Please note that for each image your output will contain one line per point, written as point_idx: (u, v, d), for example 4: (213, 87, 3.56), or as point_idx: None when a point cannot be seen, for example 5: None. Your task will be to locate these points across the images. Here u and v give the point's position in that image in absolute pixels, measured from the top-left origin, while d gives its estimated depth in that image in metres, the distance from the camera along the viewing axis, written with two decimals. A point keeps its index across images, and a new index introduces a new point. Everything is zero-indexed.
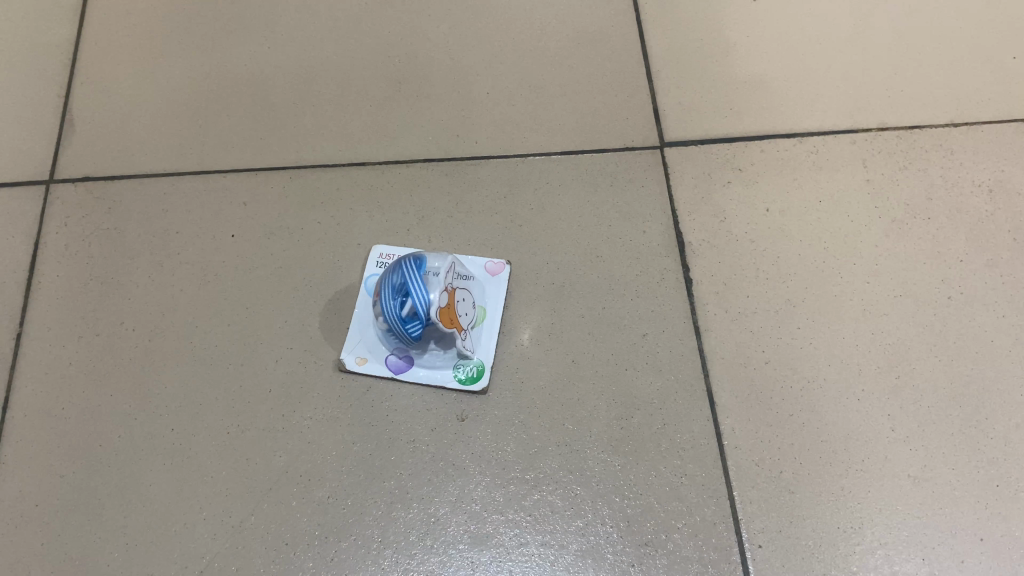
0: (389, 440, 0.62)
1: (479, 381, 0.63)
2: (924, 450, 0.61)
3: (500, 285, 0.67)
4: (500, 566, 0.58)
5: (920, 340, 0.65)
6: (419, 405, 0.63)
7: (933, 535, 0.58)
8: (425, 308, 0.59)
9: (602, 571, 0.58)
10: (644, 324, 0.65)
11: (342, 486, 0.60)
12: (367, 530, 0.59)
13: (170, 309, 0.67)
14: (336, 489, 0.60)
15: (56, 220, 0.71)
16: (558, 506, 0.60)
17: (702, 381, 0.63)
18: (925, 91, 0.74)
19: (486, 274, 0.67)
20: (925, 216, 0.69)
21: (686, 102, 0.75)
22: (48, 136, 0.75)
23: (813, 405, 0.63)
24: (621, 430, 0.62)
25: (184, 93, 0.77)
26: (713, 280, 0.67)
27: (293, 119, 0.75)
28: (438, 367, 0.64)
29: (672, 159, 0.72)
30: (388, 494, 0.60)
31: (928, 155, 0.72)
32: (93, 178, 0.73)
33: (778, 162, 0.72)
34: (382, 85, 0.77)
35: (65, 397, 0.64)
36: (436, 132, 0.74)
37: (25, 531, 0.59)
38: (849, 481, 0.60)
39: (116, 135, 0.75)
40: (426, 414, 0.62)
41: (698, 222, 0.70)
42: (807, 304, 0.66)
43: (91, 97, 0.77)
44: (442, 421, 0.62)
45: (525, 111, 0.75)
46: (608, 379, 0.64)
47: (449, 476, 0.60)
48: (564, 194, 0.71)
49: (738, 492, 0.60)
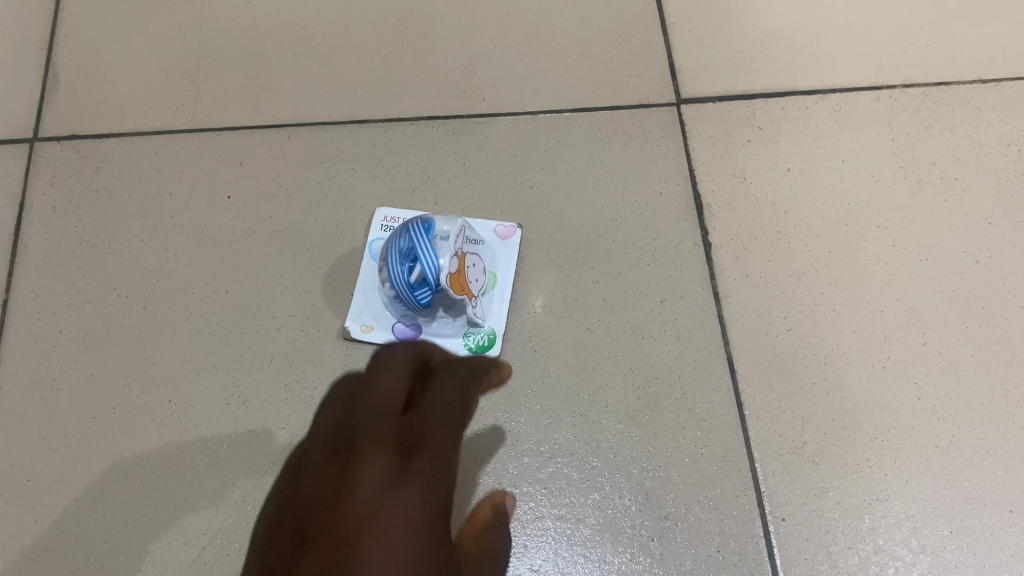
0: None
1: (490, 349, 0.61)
2: (953, 420, 0.59)
3: (512, 251, 0.64)
4: (513, 540, 0.56)
5: (948, 307, 0.62)
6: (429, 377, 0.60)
7: (961, 508, 0.57)
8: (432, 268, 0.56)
9: (620, 545, 0.56)
10: (661, 290, 0.63)
11: None
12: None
13: (165, 275, 0.64)
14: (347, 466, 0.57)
15: (42, 181, 0.67)
16: (573, 479, 0.58)
17: (722, 350, 0.61)
18: (953, 47, 0.71)
19: (497, 240, 0.64)
20: (953, 177, 0.67)
21: (703, 57, 0.72)
22: (31, 92, 0.71)
23: (838, 374, 0.60)
24: (639, 400, 0.60)
25: (175, 47, 0.73)
26: (734, 243, 0.64)
27: (291, 75, 0.71)
28: (447, 336, 0.61)
29: (690, 116, 0.69)
30: None
31: (954, 113, 0.69)
32: (79, 136, 0.69)
33: (799, 120, 0.69)
34: (383, 38, 0.73)
35: (57, 367, 0.61)
36: (441, 88, 0.71)
37: (18, 507, 0.57)
38: (875, 452, 0.58)
39: (104, 91, 0.71)
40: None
41: (717, 184, 0.67)
42: (830, 270, 0.64)
43: (76, 50, 0.73)
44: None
45: (535, 66, 0.71)
46: (624, 347, 0.61)
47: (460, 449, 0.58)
48: (577, 155, 0.68)
49: (761, 463, 0.58)
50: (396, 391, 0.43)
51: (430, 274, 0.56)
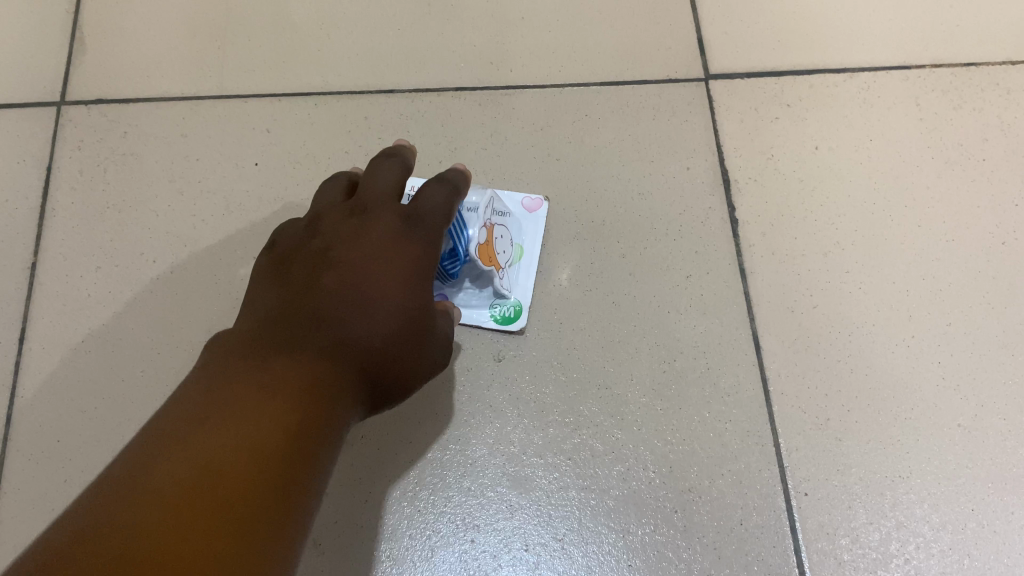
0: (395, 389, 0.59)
1: (514, 321, 0.61)
2: (976, 399, 0.59)
3: (535, 224, 0.64)
4: (538, 510, 0.57)
5: (973, 287, 0.62)
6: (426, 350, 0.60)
7: (983, 487, 0.57)
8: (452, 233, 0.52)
9: (644, 517, 0.56)
10: (687, 266, 0.63)
11: (375, 427, 0.58)
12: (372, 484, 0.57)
13: (192, 240, 0.64)
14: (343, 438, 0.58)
15: (69, 143, 0.67)
16: (598, 450, 0.58)
17: (748, 325, 0.61)
18: (982, 27, 0.71)
19: (519, 212, 0.64)
20: (981, 157, 0.67)
21: (732, 33, 0.71)
22: (57, 54, 0.70)
23: (862, 352, 0.61)
24: (664, 374, 0.60)
25: (203, 13, 0.73)
26: (761, 220, 0.64)
27: (318, 42, 0.71)
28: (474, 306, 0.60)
29: (719, 92, 0.69)
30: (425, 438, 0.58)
31: (984, 94, 0.69)
32: (106, 99, 0.69)
33: (828, 98, 0.69)
34: (412, 9, 0.73)
35: (85, 330, 0.61)
36: (469, 59, 0.70)
37: (47, 466, 0.57)
38: (899, 429, 0.59)
39: (130, 56, 0.70)
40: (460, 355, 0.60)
41: (744, 160, 0.67)
42: (857, 248, 0.64)
43: (103, 13, 0.72)
44: (478, 364, 0.60)
45: (564, 38, 0.71)
46: (650, 322, 0.61)
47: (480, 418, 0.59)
48: (604, 128, 0.68)
49: (785, 438, 0.58)
50: (394, 177, 0.50)
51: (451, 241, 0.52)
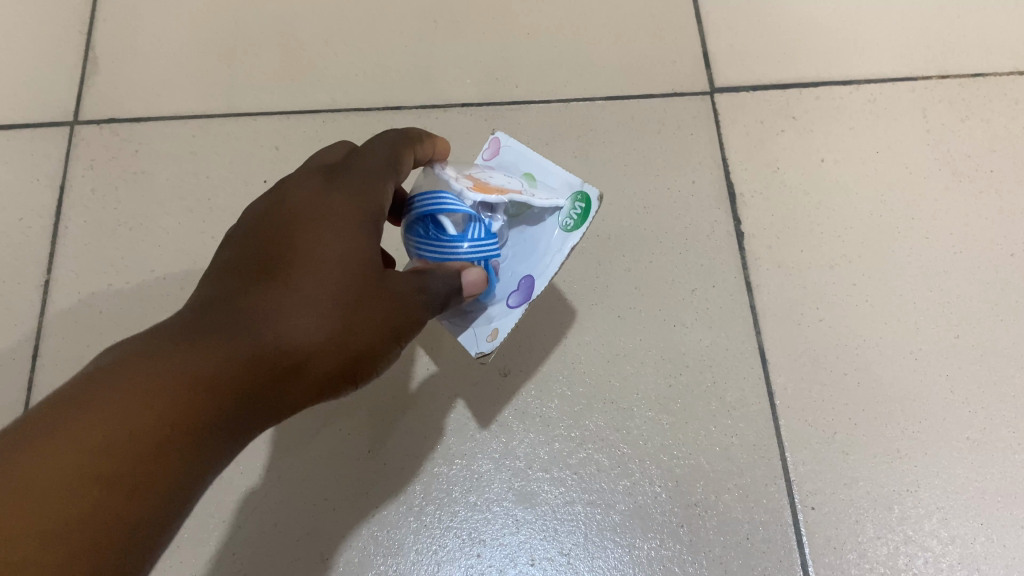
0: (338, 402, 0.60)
1: (590, 207, 0.46)
2: (985, 412, 0.59)
3: (514, 157, 0.51)
4: (545, 525, 0.57)
5: (980, 299, 0.62)
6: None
7: (991, 501, 0.56)
8: (417, 202, 0.43)
9: (650, 532, 0.56)
10: (693, 279, 0.63)
11: (392, 449, 0.59)
12: (342, 472, 0.58)
13: (201, 257, 0.65)
14: (301, 442, 0.59)
15: (82, 162, 0.68)
16: (604, 464, 0.58)
17: (754, 339, 0.61)
18: (989, 37, 0.71)
19: (495, 161, 0.52)
20: (989, 168, 0.66)
21: (737, 46, 0.72)
22: (70, 75, 0.71)
23: (869, 365, 0.60)
24: (669, 388, 0.60)
25: (213, 32, 0.74)
26: (767, 233, 0.64)
27: (326, 60, 0.72)
28: (543, 260, 0.46)
29: (724, 105, 0.69)
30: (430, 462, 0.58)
31: (991, 105, 0.68)
32: (118, 118, 0.70)
33: (834, 110, 0.69)
34: (417, 25, 0.73)
35: (96, 346, 0.62)
36: (475, 74, 0.71)
37: None
38: (906, 443, 0.58)
39: (142, 75, 0.72)
40: (436, 365, 0.61)
41: (750, 173, 0.67)
42: (863, 260, 0.64)
43: (115, 34, 0.74)
44: (459, 374, 0.61)
45: (569, 53, 0.72)
46: (656, 336, 0.61)
47: (458, 428, 0.59)
48: (609, 142, 0.68)
49: (791, 452, 0.58)
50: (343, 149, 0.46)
51: (422, 212, 0.43)
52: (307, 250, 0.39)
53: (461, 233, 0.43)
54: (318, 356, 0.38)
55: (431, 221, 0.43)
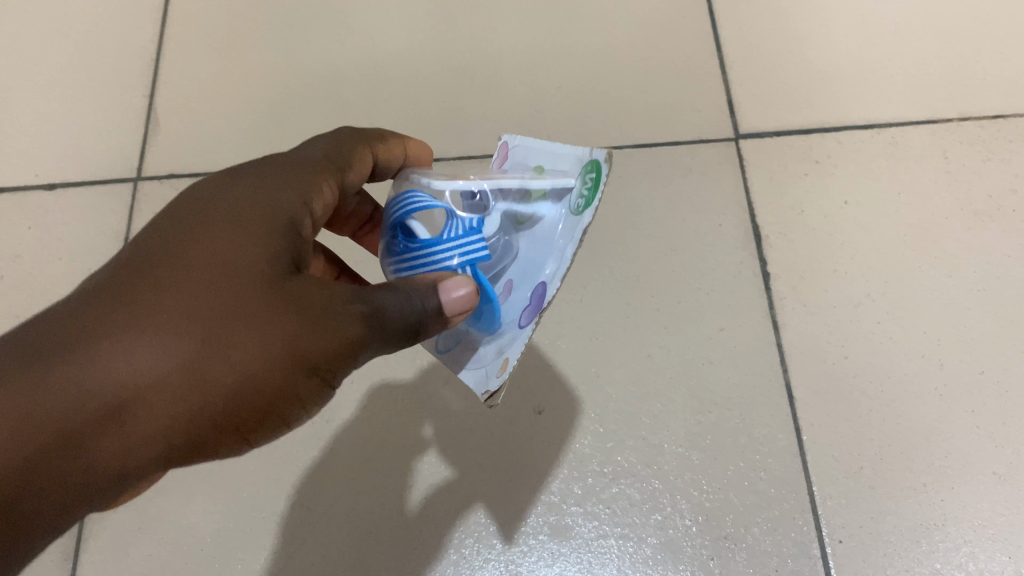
0: (352, 428, 0.64)
1: (600, 172, 0.41)
2: (1011, 447, 0.60)
3: (527, 151, 0.49)
4: (579, 558, 0.59)
5: (1004, 335, 0.63)
6: (405, 399, 0.65)
7: (1018, 535, 0.57)
8: (394, 213, 0.44)
9: (681, 564, 0.58)
10: (720, 319, 0.65)
11: (432, 482, 0.62)
12: (386, 503, 0.61)
13: None
14: (350, 474, 0.62)
15: (144, 216, 0.73)
16: (635, 499, 0.60)
17: (780, 376, 0.63)
18: (1008, 79, 0.73)
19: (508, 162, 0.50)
20: (1010, 208, 0.68)
21: (761, 94, 0.74)
22: (135, 135, 0.77)
23: (894, 401, 0.62)
24: (699, 424, 0.62)
25: (264, 91, 0.79)
26: (791, 273, 0.67)
27: (368, 115, 0.76)
28: (561, 250, 0.42)
29: (748, 150, 0.72)
30: (469, 496, 0.61)
31: (1011, 145, 0.70)
32: (177, 174, 0.75)
33: (855, 153, 0.71)
34: (454, 80, 0.78)
35: None
36: (509, 126, 0.75)
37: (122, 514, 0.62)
38: (932, 477, 0.60)
39: (199, 133, 0.77)
40: (465, 405, 0.64)
41: (774, 216, 0.69)
42: (887, 299, 0.65)
43: (174, 95, 0.79)
44: (489, 415, 0.64)
45: (598, 104, 0.75)
46: (684, 374, 0.64)
47: (489, 460, 0.62)
48: (637, 189, 0.71)
49: (818, 486, 0.60)
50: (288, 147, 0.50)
51: (397, 222, 0.43)
52: (206, 249, 0.38)
53: (437, 239, 0.42)
54: (174, 390, 0.35)
55: (405, 231, 0.43)
